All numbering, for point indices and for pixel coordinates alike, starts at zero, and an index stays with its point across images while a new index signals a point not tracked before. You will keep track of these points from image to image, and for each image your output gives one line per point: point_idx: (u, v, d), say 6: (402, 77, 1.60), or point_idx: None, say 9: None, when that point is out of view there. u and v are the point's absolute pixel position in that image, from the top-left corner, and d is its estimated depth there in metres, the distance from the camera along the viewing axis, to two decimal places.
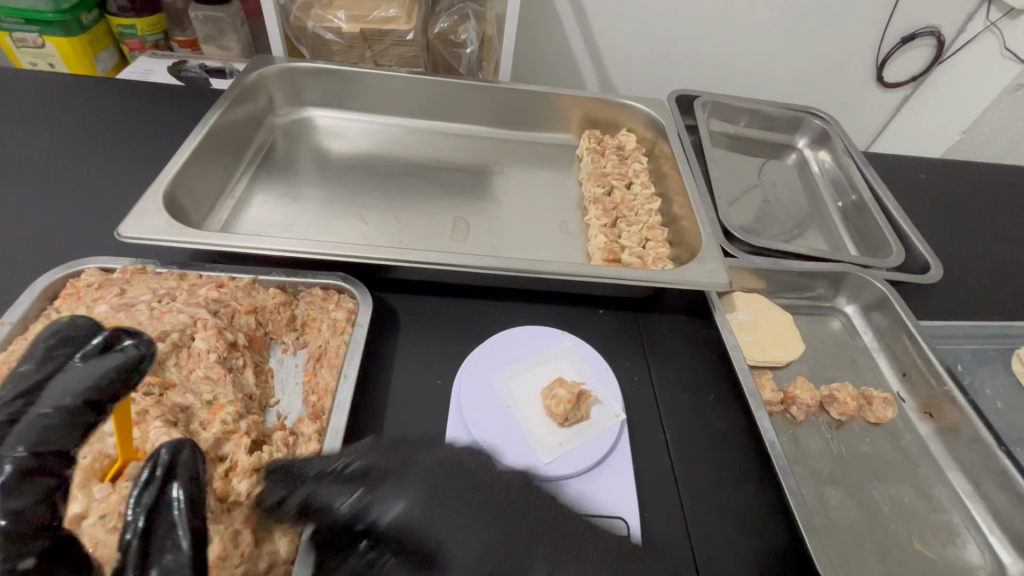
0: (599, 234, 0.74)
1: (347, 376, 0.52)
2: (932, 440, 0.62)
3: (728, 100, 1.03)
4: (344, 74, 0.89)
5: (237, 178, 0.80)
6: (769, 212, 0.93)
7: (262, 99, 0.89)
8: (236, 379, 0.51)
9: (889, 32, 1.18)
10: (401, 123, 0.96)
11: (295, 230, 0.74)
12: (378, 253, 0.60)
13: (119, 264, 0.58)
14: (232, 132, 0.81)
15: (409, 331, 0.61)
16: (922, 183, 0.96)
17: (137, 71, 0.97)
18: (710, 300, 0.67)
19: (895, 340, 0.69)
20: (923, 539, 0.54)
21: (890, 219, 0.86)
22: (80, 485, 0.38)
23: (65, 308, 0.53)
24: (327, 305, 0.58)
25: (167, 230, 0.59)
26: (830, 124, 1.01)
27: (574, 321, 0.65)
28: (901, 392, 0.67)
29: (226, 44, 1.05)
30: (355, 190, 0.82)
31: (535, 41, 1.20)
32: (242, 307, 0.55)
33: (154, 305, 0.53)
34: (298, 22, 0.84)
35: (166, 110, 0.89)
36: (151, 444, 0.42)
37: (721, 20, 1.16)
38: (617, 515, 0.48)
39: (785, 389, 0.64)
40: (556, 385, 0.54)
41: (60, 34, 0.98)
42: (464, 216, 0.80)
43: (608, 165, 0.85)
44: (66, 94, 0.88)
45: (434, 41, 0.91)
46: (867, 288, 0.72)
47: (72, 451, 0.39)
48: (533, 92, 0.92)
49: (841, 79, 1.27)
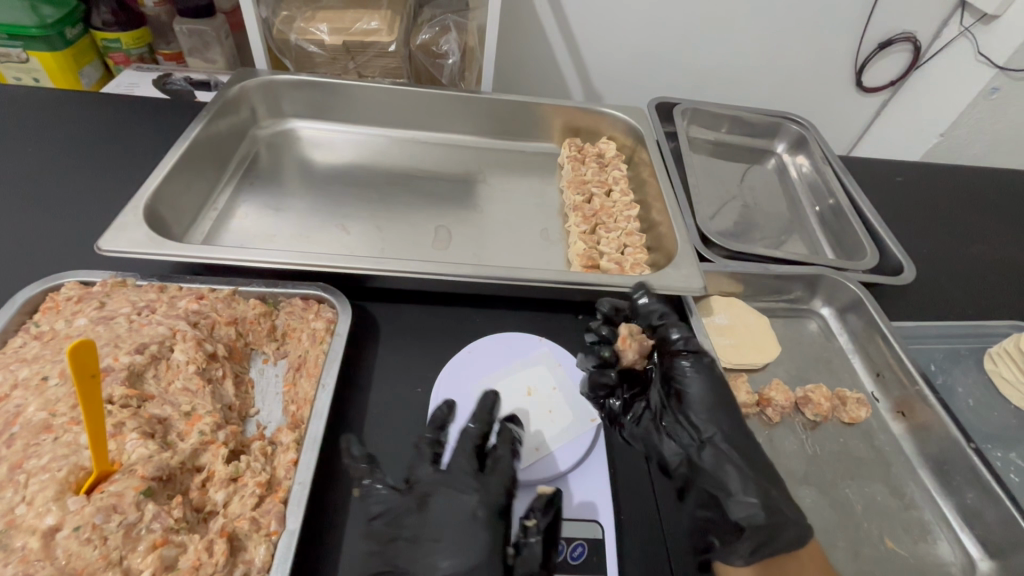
0: (578, 241, 0.75)
1: (325, 385, 0.52)
2: (904, 439, 0.63)
3: (708, 107, 1.04)
4: (327, 86, 0.90)
5: (220, 189, 0.81)
6: (748, 217, 0.94)
7: (246, 112, 0.90)
8: (216, 390, 0.52)
9: (865, 39, 1.20)
10: (385, 134, 0.97)
11: (278, 241, 0.75)
12: (357, 263, 0.61)
13: (99, 277, 0.58)
14: (215, 144, 0.81)
15: (389, 340, 0.62)
16: (898, 186, 0.98)
17: (122, 84, 0.98)
18: (687, 305, 0.68)
19: (869, 341, 0.70)
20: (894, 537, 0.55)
21: (866, 222, 0.87)
22: (54, 497, 0.38)
23: (44, 321, 0.53)
24: (307, 315, 0.59)
25: (148, 243, 0.59)
26: (807, 129, 1.03)
27: (553, 327, 0.66)
28: (875, 393, 0.68)
29: (211, 57, 1.07)
30: (339, 200, 0.83)
31: (519, 50, 1.22)
32: (222, 318, 0.56)
33: (134, 318, 0.53)
34: (281, 35, 0.86)
35: (150, 123, 0.90)
36: (128, 455, 0.42)
37: (700, 29, 1.18)
38: (593, 518, 0.49)
39: (760, 391, 0.65)
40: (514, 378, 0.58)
41: (45, 48, 0.99)
42: (447, 224, 0.81)
43: (588, 173, 0.86)
44: (51, 108, 0.89)
45: (416, 53, 0.93)
46: (841, 291, 0.73)
47: (48, 464, 0.40)
48: (515, 101, 0.93)
49: (820, 84, 1.29)
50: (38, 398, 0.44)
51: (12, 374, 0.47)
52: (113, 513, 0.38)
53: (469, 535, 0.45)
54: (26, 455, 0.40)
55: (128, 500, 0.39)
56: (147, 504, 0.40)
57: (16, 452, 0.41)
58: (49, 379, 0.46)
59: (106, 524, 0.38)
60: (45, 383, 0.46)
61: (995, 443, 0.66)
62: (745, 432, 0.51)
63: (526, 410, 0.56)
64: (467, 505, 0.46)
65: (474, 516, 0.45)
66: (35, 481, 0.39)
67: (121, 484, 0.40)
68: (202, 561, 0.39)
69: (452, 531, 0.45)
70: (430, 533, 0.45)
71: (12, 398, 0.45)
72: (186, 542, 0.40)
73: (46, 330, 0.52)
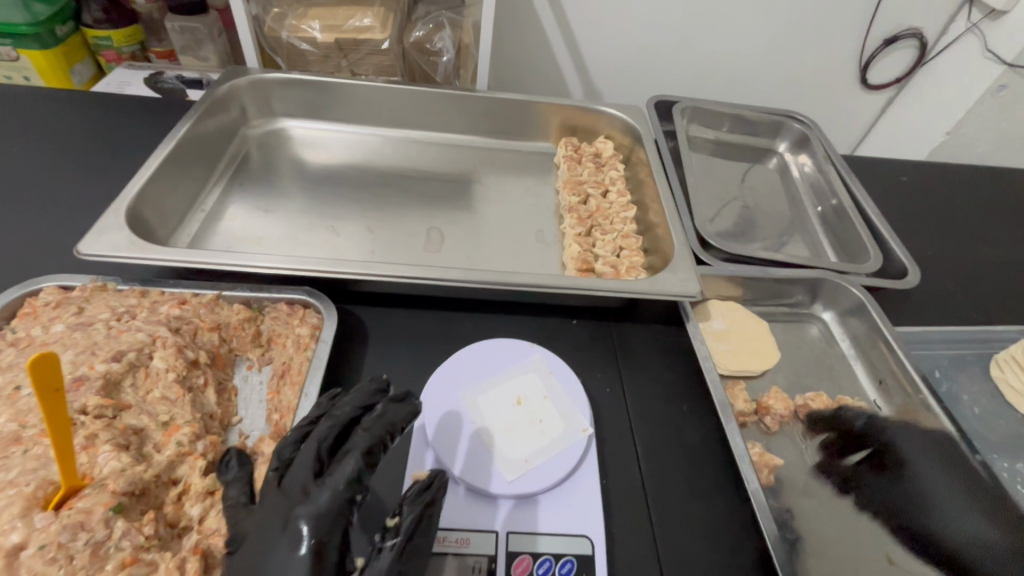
0: (573, 244, 0.73)
1: (308, 395, 0.51)
2: None
3: (708, 105, 1.02)
4: (319, 85, 0.89)
5: (209, 190, 0.79)
6: (748, 218, 0.92)
7: (235, 111, 0.89)
8: (196, 399, 0.50)
9: (870, 35, 1.18)
10: (378, 133, 0.95)
11: (266, 243, 0.73)
12: (343, 267, 0.59)
13: (80, 281, 0.57)
14: (203, 144, 0.80)
15: (377, 345, 0.60)
16: (903, 186, 0.96)
17: (111, 82, 0.96)
18: (684, 311, 0.65)
19: (872, 347, 0.68)
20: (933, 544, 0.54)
21: (869, 223, 0.85)
22: (20, 514, 0.37)
23: (20, 327, 0.52)
24: (292, 321, 0.57)
25: (128, 247, 0.58)
26: (810, 128, 1.01)
27: (546, 332, 0.64)
28: (877, 401, 0.66)
29: (203, 55, 1.05)
30: (329, 202, 0.81)
31: (516, 48, 1.20)
32: (205, 324, 0.55)
33: (113, 324, 0.52)
34: (272, 32, 0.84)
35: (139, 123, 0.88)
36: (100, 469, 0.41)
37: (701, 27, 1.16)
38: (583, 533, 0.47)
39: (758, 399, 0.64)
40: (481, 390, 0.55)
41: (35, 47, 0.97)
42: (439, 226, 0.79)
43: (584, 173, 0.84)
44: (39, 108, 0.88)
45: (410, 50, 0.91)
46: (843, 295, 0.71)
47: (16, 479, 0.38)
48: (510, 100, 0.91)
49: (824, 83, 1.27)
50: (9, 409, 0.43)
51: None
52: (80, 531, 0.37)
53: (286, 557, 0.39)
54: None
55: (97, 517, 0.38)
56: (117, 521, 0.38)
57: None
58: (22, 389, 0.45)
59: (72, 542, 0.36)
60: (18, 393, 0.44)
61: (1003, 452, 0.64)
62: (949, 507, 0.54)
63: (514, 418, 0.54)
64: (292, 526, 0.40)
65: (298, 540, 0.39)
66: (0, 497, 0.37)
67: (90, 500, 0.38)
68: None
69: (274, 543, 0.39)
70: (251, 545, 0.40)
71: None
72: (157, 561, 0.38)
73: (23, 336, 0.51)
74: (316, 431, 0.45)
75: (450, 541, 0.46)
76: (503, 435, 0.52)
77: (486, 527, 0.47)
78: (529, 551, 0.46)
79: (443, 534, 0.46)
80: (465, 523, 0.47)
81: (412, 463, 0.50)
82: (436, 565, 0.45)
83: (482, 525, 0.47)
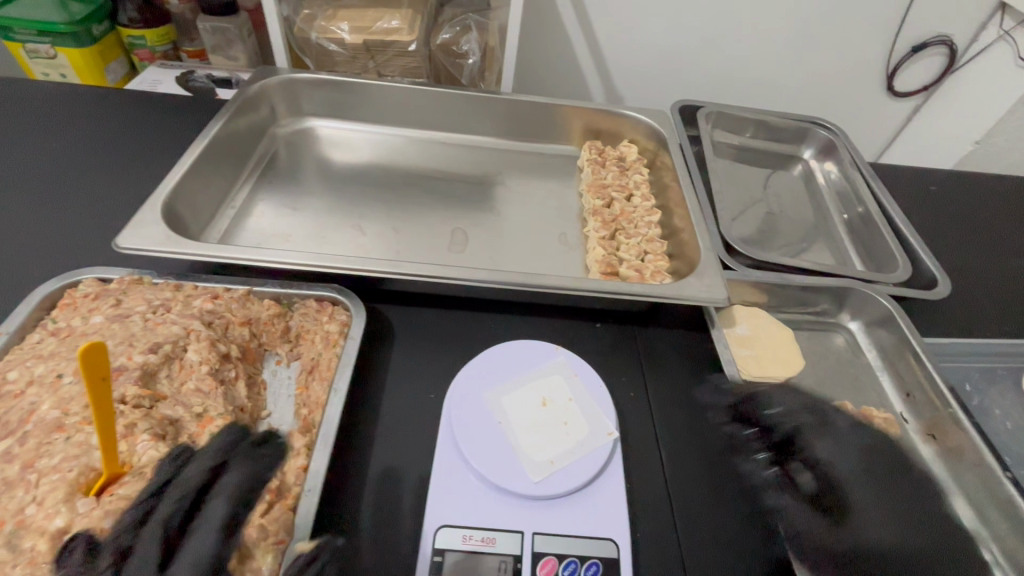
0: (597, 247, 0.73)
1: (338, 390, 0.52)
2: (935, 463, 0.60)
3: (732, 111, 1.02)
4: (347, 85, 0.90)
5: (239, 187, 0.81)
6: (772, 224, 0.92)
7: (265, 110, 0.90)
8: (228, 392, 0.51)
9: (898, 42, 1.16)
10: (403, 134, 0.96)
11: (294, 240, 0.74)
12: (372, 265, 0.60)
13: (117, 274, 0.58)
14: (234, 143, 0.81)
15: (402, 344, 0.61)
16: (932, 196, 0.94)
17: (145, 81, 0.99)
18: (709, 318, 0.66)
19: (899, 358, 0.67)
20: None
21: (897, 232, 0.84)
22: (64, 499, 0.38)
23: (61, 317, 0.53)
24: (320, 318, 0.58)
25: (165, 241, 0.59)
26: (836, 135, 1.00)
27: (570, 334, 0.64)
28: (904, 413, 0.65)
29: (233, 54, 1.07)
30: (355, 201, 0.82)
31: (540, 51, 1.20)
32: (236, 318, 0.56)
33: (149, 316, 0.53)
34: (301, 32, 0.86)
35: (170, 120, 0.90)
36: (139, 457, 0.42)
37: (725, 32, 1.15)
38: (609, 536, 0.47)
39: (782, 407, 0.62)
40: (506, 390, 0.56)
41: (71, 45, 1.00)
42: (464, 227, 0.80)
43: (608, 176, 0.84)
44: (77, 104, 0.90)
45: (437, 52, 0.92)
46: (871, 305, 0.70)
47: (59, 464, 0.39)
48: (535, 102, 0.92)
49: (849, 90, 1.26)
50: (52, 396, 0.44)
51: (28, 371, 0.47)
52: None
53: None
54: (38, 454, 0.40)
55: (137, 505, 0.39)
56: None
57: (30, 450, 0.41)
58: (64, 376, 0.46)
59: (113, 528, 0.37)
60: (60, 381, 0.45)
61: None
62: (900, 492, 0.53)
63: (539, 420, 0.54)
64: None
65: None
66: (45, 482, 0.39)
67: (130, 488, 0.39)
68: None
69: None
70: None
71: (27, 395, 0.45)
72: None
73: (63, 326, 0.52)
74: (222, 485, 0.40)
75: (475, 540, 0.46)
76: (523, 434, 0.52)
77: (511, 527, 0.47)
78: (554, 552, 0.46)
79: (467, 533, 0.46)
80: (489, 522, 0.47)
81: (440, 463, 0.51)
82: (461, 564, 0.45)
83: (507, 525, 0.47)
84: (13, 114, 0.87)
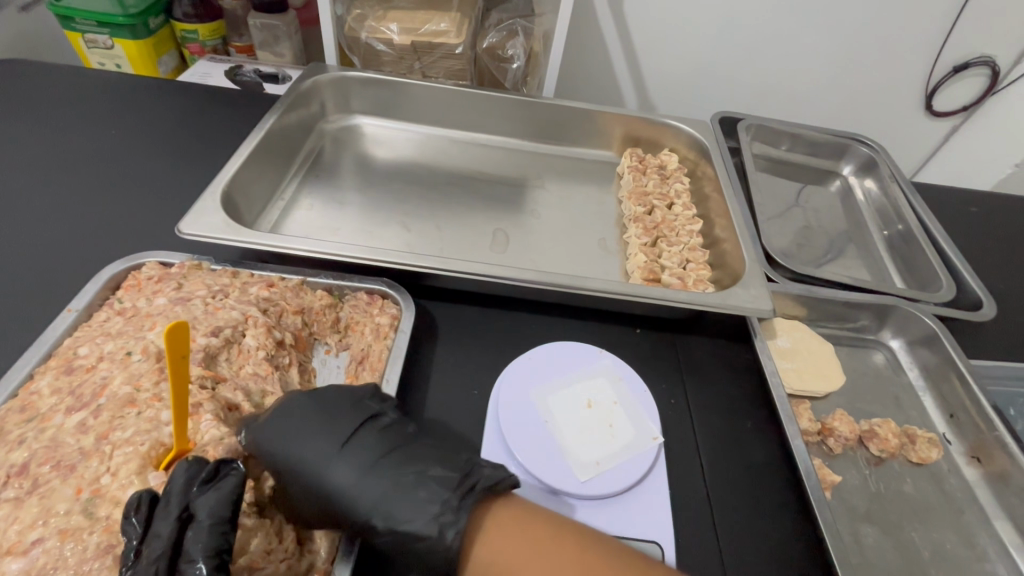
0: (639, 253, 0.73)
1: (390, 380, 0.53)
2: (980, 486, 0.59)
3: (773, 124, 1.01)
4: (393, 85, 0.92)
5: (287, 181, 0.83)
6: (810, 239, 0.91)
7: (315, 106, 0.92)
8: (282, 377, 0.53)
9: (940, 61, 1.15)
10: (445, 134, 0.98)
11: (341, 233, 0.76)
12: (423, 261, 0.61)
13: (177, 259, 0.60)
14: (285, 137, 0.83)
15: (447, 340, 0.62)
16: (974, 218, 0.93)
17: (196, 73, 1.02)
18: (752, 327, 0.65)
19: (943, 379, 0.66)
20: None
21: (940, 252, 0.83)
22: (137, 471, 0.39)
23: (126, 298, 0.55)
24: (371, 310, 0.60)
25: (224, 229, 0.61)
26: (877, 152, 0.99)
27: (611, 338, 0.65)
28: (947, 434, 0.64)
29: (280, 50, 1.10)
30: (399, 199, 0.83)
31: (576, 58, 1.22)
32: (291, 307, 0.57)
33: (209, 301, 0.55)
34: (352, 31, 0.88)
35: (221, 113, 0.92)
36: (202, 435, 0.43)
37: (767, 45, 1.15)
38: (652, 539, 0.48)
39: (822, 420, 0.62)
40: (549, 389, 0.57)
41: (128, 36, 1.03)
42: (504, 228, 0.81)
43: (650, 184, 0.85)
44: (134, 94, 0.93)
45: (482, 56, 0.93)
46: (915, 324, 0.69)
47: (132, 438, 0.41)
48: (577, 109, 0.93)
49: (888, 108, 1.25)
50: (122, 372, 0.46)
51: (98, 348, 0.49)
52: None
53: None
54: (112, 427, 0.42)
55: None
56: None
57: (104, 423, 0.42)
58: (132, 354, 0.47)
59: None
60: (129, 358, 0.47)
61: None
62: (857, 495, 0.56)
63: (585, 420, 0.55)
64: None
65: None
66: (120, 453, 0.40)
67: None
68: (272, 547, 0.40)
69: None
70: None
71: (99, 370, 0.47)
72: (257, 526, 0.40)
73: (129, 307, 0.54)
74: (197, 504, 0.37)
75: None
76: (572, 434, 0.54)
77: None
78: None
79: None
80: None
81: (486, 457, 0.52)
82: None
83: None
84: (73, 101, 0.90)
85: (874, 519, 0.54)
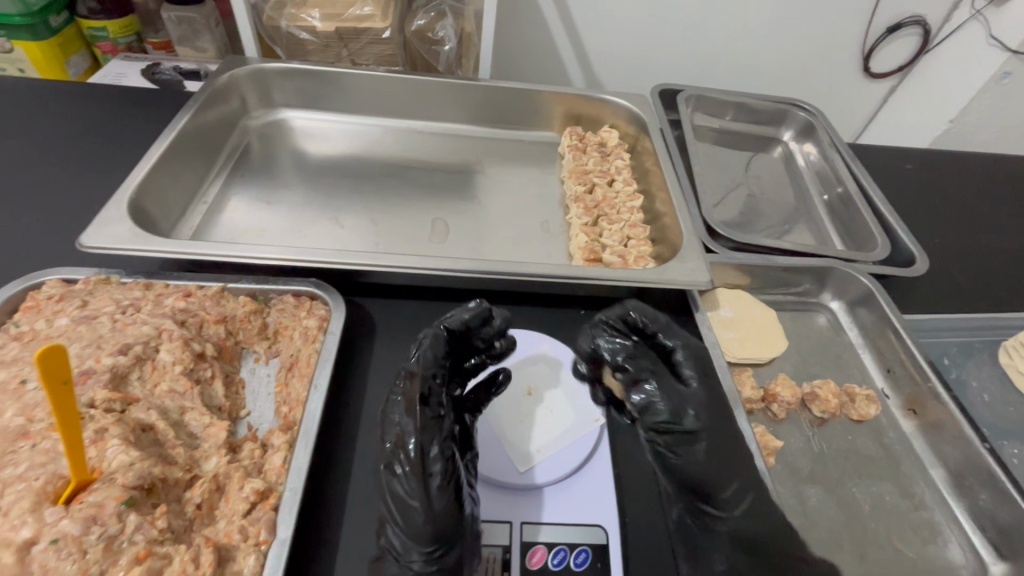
0: (580, 234, 0.73)
1: (318, 386, 0.50)
2: (916, 437, 0.60)
3: (712, 94, 1.01)
4: (319, 74, 0.87)
5: (210, 183, 0.78)
6: (754, 206, 0.92)
7: (235, 101, 0.87)
8: (204, 392, 0.50)
9: (874, 22, 1.16)
10: (381, 124, 0.94)
11: (270, 235, 0.73)
12: (350, 258, 0.58)
13: (82, 274, 0.56)
14: (202, 136, 0.79)
15: (383, 338, 0.60)
16: (909, 175, 0.95)
17: (109, 74, 0.94)
18: (692, 300, 0.65)
19: (881, 336, 0.67)
20: (935, 535, 0.54)
21: (876, 212, 0.85)
22: (30, 509, 0.36)
23: (24, 321, 0.51)
24: (299, 313, 0.57)
25: (131, 239, 0.57)
26: (815, 116, 1.00)
27: (554, 322, 0.63)
28: (885, 389, 0.65)
29: (201, 45, 1.03)
30: (332, 193, 0.80)
31: (518, 37, 1.18)
32: (211, 316, 0.54)
33: (117, 317, 0.51)
34: (271, 21, 0.81)
35: (135, 114, 0.86)
36: (108, 463, 0.40)
37: (706, 15, 1.14)
38: (597, 522, 0.47)
39: (766, 387, 0.62)
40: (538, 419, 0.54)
41: (28, 38, 0.95)
42: (444, 217, 0.79)
43: (590, 163, 0.84)
44: (35, 100, 0.86)
45: (412, 40, 0.89)
46: (852, 283, 0.70)
47: (25, 473, 0.38)
48: (515, 89, 0.90)
49: (830, 73, 1.26)
50: (15, 403, 0.43)
51: None
52: (93, 525, 0.36)
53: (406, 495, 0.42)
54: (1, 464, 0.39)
55: (109, 512, 0.37)
56: (130, 515, 0.38)
57: None
58: (28, 382, 0.44)
59: (84, 536, 0.36)
60: (23, 387, 0.44)
61: (1008, 439, 0.65)
62: (794, 456, 0.57)
63: (527, 410, 0.54)
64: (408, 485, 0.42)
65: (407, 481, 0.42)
66: (10, 492, 0.37)
67: (101, 494, 0.38)
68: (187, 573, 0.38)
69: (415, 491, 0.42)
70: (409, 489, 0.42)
71: None
72: (171, 553, 0.38)
73: (26, 330, 0.50)
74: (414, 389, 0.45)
75: None
76: (498, 404, 0.55)
77: (502, 519, 0.47)
78: (543, 541, 0.46)
79: None
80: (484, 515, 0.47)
81: None
82: None
83: (498, 517, 0.47)
84: None
85: (814, 477, 0.55)
